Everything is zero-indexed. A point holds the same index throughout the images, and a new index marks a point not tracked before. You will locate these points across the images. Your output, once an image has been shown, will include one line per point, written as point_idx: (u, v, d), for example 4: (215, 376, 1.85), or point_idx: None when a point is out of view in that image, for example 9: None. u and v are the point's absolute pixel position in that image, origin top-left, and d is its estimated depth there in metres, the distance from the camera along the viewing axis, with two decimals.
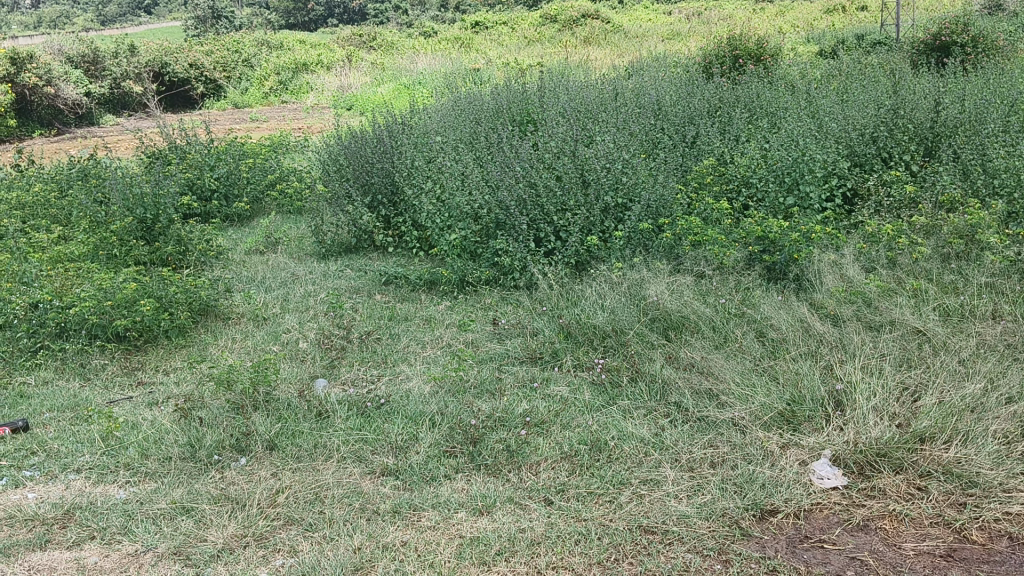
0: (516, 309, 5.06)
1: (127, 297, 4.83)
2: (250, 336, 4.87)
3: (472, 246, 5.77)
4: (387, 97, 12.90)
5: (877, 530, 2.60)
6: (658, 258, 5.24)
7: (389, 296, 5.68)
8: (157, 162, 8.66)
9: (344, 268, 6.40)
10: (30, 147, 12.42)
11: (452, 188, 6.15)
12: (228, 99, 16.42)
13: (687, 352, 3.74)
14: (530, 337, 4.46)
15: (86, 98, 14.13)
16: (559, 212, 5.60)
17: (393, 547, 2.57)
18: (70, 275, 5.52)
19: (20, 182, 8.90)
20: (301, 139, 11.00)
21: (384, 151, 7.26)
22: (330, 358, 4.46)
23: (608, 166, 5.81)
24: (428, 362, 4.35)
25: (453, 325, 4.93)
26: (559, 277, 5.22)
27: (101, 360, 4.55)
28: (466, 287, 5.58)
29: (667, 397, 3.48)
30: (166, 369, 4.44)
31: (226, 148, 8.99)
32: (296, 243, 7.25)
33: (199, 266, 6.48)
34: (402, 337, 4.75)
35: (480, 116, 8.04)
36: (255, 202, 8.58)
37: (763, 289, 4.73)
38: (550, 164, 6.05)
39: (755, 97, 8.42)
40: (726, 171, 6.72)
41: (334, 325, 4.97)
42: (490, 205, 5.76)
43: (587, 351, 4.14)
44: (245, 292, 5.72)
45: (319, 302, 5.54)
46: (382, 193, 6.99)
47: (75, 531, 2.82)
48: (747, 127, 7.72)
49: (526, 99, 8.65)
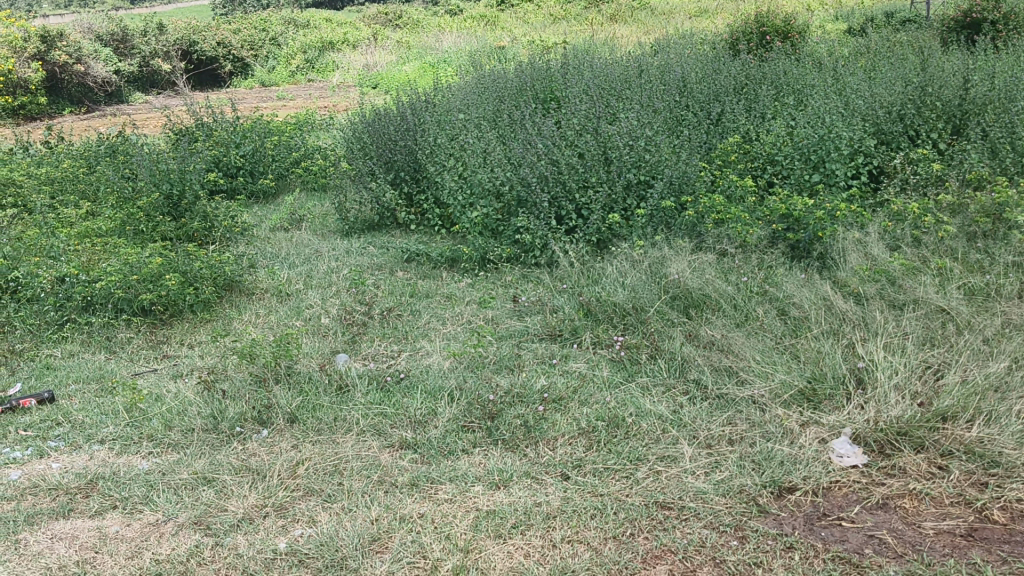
0: (537, 286, 5.06)
1: (153, 271, 4.88)
2: (273, 311, 4.91)
3: (493, 223, 5.77)
4: (412, 74, 12.89)
5: (896, 509, 2.59)
6: (680, 236, 5.21)
7: (411, 273, 5.70)
8: (184, 140, 8.71)
9: (368, 245, 6.42)
10: (59, 124, 12.55)
11: (474, 165, 6.14)
12: (254, 76, 16.46)
13: (708, 330, 3.73)
14: (551, 314, 4.46)
15: (115, 76, 14.24)
16: (581, 189, 5.58)
17: (410, 519, 2.59)
18: (98, 250, 5.58)
19: (49, 159, 9.00)
20: (326, 116, 11.03)
21: (407, 128, 7.26)
22: (351, 333, 4.49)
23: (631, 143, 5.77)
24: (448, 338, 4.37)
25: (474, 302, 4.94)
26: (581, 255, 5.20)
27: (126, 333, 4.60)
28: (487, 265, 5.58)
29: (686, 374, 3.47)
30: (190, 343, 4.49)
31: (251, 125, 9.03)
32: (320, 220, 7.29)
33: (224, 242, 6.53)
34: (423, 314, 4.77)
35: (503, 94, 8.01)
36: (280, 179, 8.61)
37: (786, 267, 4.69)
38: (573, 141, 6.03)
39: (781, 74, 8.33)
40: (751, 149, 6.66)
41: (356, 301, 5.00)
42: (512, 183, 5.76)
43: (607, 329, 4.13)
44: (269, 268, 5.76)
45: (342, 278, 5.57)
46: (405, 170, 6.99)
47: (98, 501, 2.87)
48: (773, 104, 7.64)
49: (550, 77, 8.61)
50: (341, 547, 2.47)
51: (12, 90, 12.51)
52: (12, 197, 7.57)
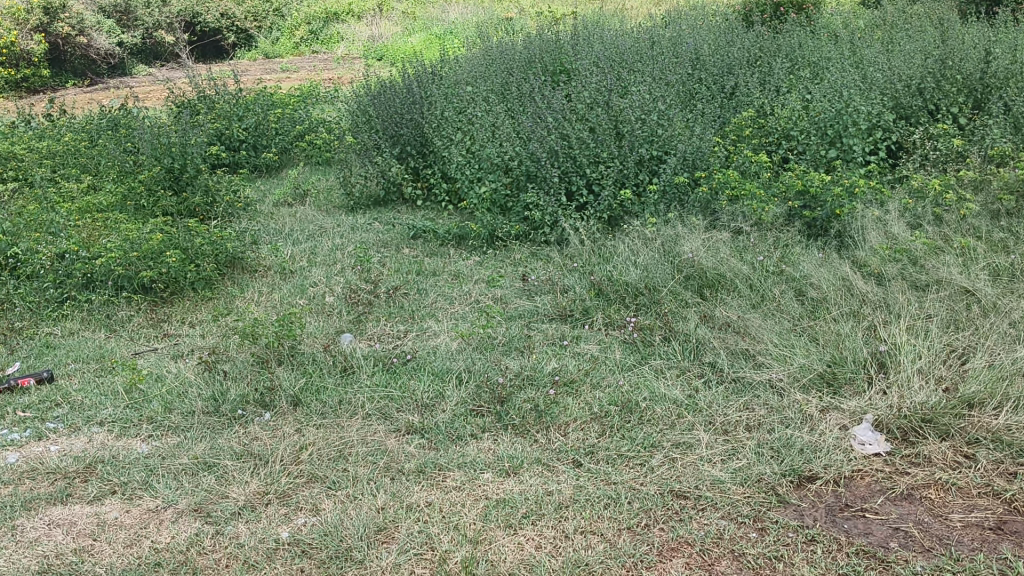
0: (547, 264, 4.95)
1: (153, 248, 4.79)
2: (277, 289, 4.81)
3: (503, 198, 5.66)
4: (418, 46, 12.69)
5: (922, 499, 2.49)
6: (694, 214, 5.09)
7: (417, 250, 5.59)
8: (186, 113, 8.58)
9: (374, 221, 6.32)
10: (62, 96, 12.41)
11: (483, 140, 6.03)
12: (258, 48, 16.25)
13: (723, 311, 3.63)
14: (561, 294, 4.36)
15: (118, 48, 14.07)
16: (592, 164, 5.45)
17: (417, 508, 2.50)
18: (99, 226, 5.49)
19: (50, 132, 8.88)
20: (331, 89, 10.88)
21: (414, 101, 7.12)
22: (357, 312, 4.39)
23: (644, 117, 5.64)
24: (456, 317, 4.28)
25: (482, 281, 4.83)
26: (592, 233, 5.09)
27: (127, 311, 4.51)
28: (495, 242, 5.47)
29: (701, 356, 3.36)
30: (192, 322, 4.40)
31: (254, 98, 8.90)
32: (325, 194, 7.17)
33: (227, 217, 6.43)
34: (430, 292, 4.67)
35: (512, 66, 7.85)
36: (284, 153, 8.49)
37: (803, 246, 4.58)
38: (584, 115, 5.90)
39: (796, 47, 8.15)
40: (766, 123, 6.52)
41: (362, 279, 4.90)
42: (521, 157, 5.64)
43: (619, 309, 4.03)
44: (272, 244, 5.65)
45: (347, 255, 5.47)
46: (411, 144, 6.87)
47: (96, 486, 2.78)
48: (788, 77, 7.48)
49: (559, 48, 8.44)
50: (346, 538, 2.39)
51: (15, 62, 12.38)
52: (13, 171, 7.47)
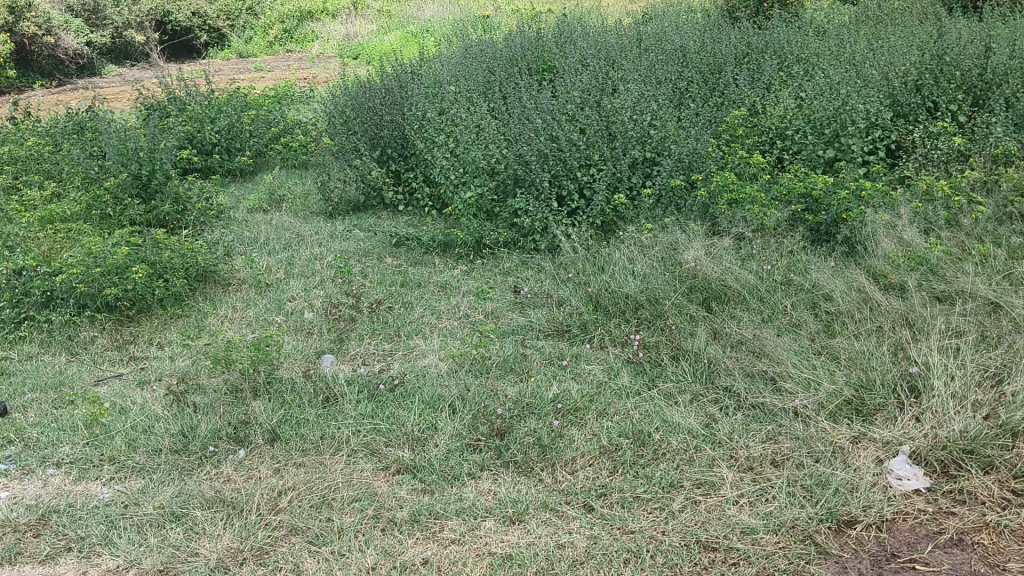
0: (538, 274, 4.69)
1: (118, 263, 4.45)
2: (252, 305, 4.52)
3: (490, 204, 5.38)
4: (395, 45, 12.37)
5: (974, 546, 2.25)
6: (692, 219, 4.83)
7: (401, 259, 5.30)
8: (155, 116, 8.22)
9: (353, 228, 6.03)
10: (28, 99, 11.99)
11: (467, 143, 5.74)
12: (232, 47, 15.88)
13: (735, 328, 3.37)
14: (557, 308, 4.09)
15: (87, 49, 13.66)
16: (583, 167, 5.18)
17: (412, 567, 2.23)
18: (61, 239, 5.15)
19: (13, 137, 8.50)
20: (307, 88, 10.56)
21: (393, 102, 6.84)
22: (338, 330, 4.10)
23: (636, 117, 5.38)
24: (445, 334, 4.00)
25: (470, 293, 4.55)
26: (585, 240, 4.83)
27: (90, 331, 4.18)
28: (483, 250, 5.20)
29: (714, 379, 3.11)
30: (161, 343, 4.10)
31: (226, 99, 8.56)
32: (302, 199, 6.87)
33: (198, 226, 6.11)
34: (416, 306, 4.38)
35: (494, 65, 7.57)
36: (258, 156, 8.17)
37: (809, 254, 4.34)
38: (572, 115, 5.63)
39: (786, 42, 7.92)
40: (759, 122, 6.28)
41: (343, 293, 4.61)
42: (508, 161, 5.36)
43: (620, 324, 3.78)
44: (246, 255, 5.35)
45: (326, 266, 5.17)
46: (391, 146, 6.56)
47: (50, 541, 2.48)
48: (778, 74, 7.25)
49: (541, 45, 8.16)
50: None
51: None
52: None
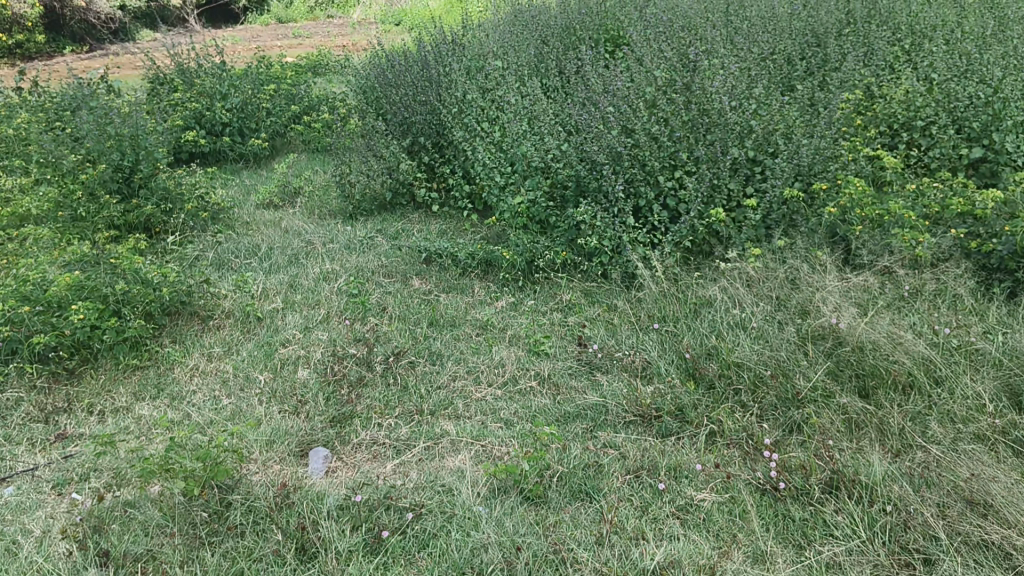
0: (609, 312, 3.59)
1: (58, 296, 3.38)
2: (235, 353, 3.49)
3: (545, 213, 4.28)
4: (440, 10, 11.20)
5: None
6: (813, 243, 3.69)
7: (431, 282, 4.21)
8: (162, 91, 7.15)
9: (376, 234, 4.96)
10: (45, 66, 10.95)
11: (518, 135, 4.62)
12: (272, 13, 14.81)
13: (925, 457, 2.32)
14: (639, 377, 3.00)
15: (119, 12, 12.59)
16: (667, 169, 4.03)
17: None
18: (13, 257, 4.12)
19: (3, 113, 7.47)
20: (342, 57, 9.46)
21: (430, 79, 5.72)
22: (340, 399, 3.05)
23: (736, 105, 4.20)
24: (485, 411, 2.92)
25: (518, 340, 3.46)
26: (669, 269, 3.70)
27: (13, 391, 3.13)
28: (534, 272, 4.10)
29: (906, 544, 2.05)
30: (104, 413, 3.06)
31: (243, 71, 7.47)
32: (321, 192, 5.81)
33: (189, 231, 5.07)
34: (448, 363, 3.29)
35: (547, 33, 6.39)
36: (277, 138, 7.11)
37: (983, 302, 3.20)
38: (653, 99, 4.45)
39: (896, 10, 6.61)
40: (878, 109, 5.05)
41: (353, 336, 3.53)
42: (569, 159, 4.25)
43: (733, 414, 2.69)
44: (239, 274, 4.29)
45: (336, 292, 4.09)
46: (425, 133, 5.45)
47: None
48: (892, 50, 5.99)
49: (603, 8, 6.93)
50: None
51: (8, 27, 11.05)
52: None
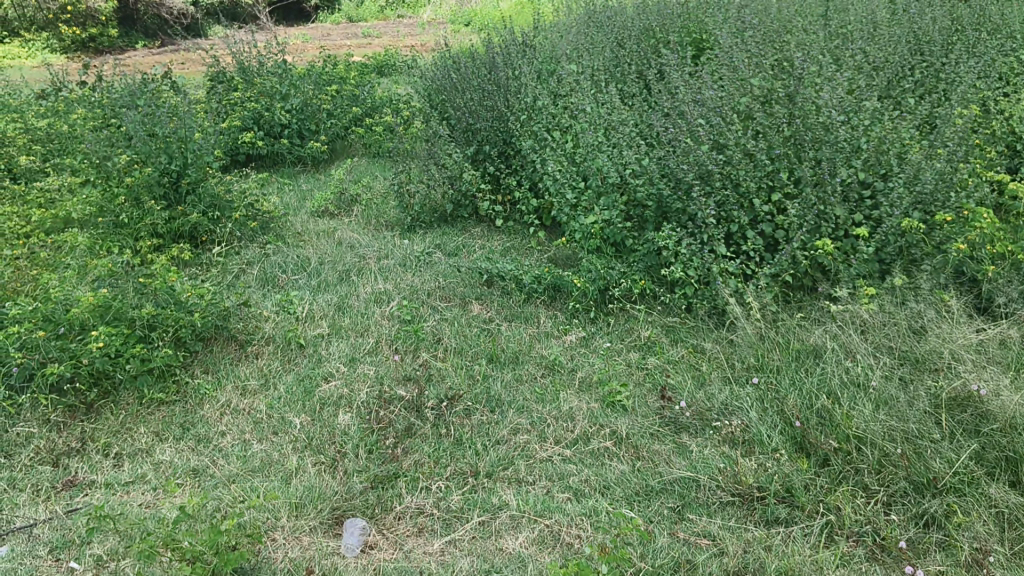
0: (696, 355, 3.13)
1: (79, 318, 3.04)
2: (271, 386, 3.11)
3: (620, 235, 3.82)
4: (510, 10, 10.79)
5: None
6: (936, 285, 3.17)
7: (492, 309, 3.77)
8: (221, 88, 6.85)
9: (435, 250, 4.57)
10: (111, 60, 10.81)
11: (594, 147, 4.17)
12: (341, 12, 14.57)
13: None
14: (736, 445, 2.54)
15: (193, 9, 12.26)
16: (764, 191, 3.54)
17: None
18: (45, 269, 3.82)
19: (62, 107, 7.27)
20: (407, 57, 9.11)
21: (498, 84, 5.31)
22: (384, 452, 2.65)
23: (845, 120, 3.68)
24: (551, 478, 2.49)
25: (590, 386, 3.02)
26: (767, 307, 3.23)
27: (24, 426, 2.80)
28: (608, 301, 3.65)
29: None
30: (121, 458, 2.71)
31: (305, 69, 7.15)
32: (379, 200, 5.44)
33: (236, 241, 4.73)
34: (509, 412, 2.85)
35: (625, 36, 5.92)
36: (336, 140, 6.76)
37: None
38: (747, 111, 3.97)
39: (1013, 16, 5.97)
40: (1000, 127, 4.47)
41: (403, 373, 3.13)
42: (651, 175, 3.78)
43: (855, 504, 2.23)
44: (284, 292, 3.93)
45: (388, 317, 3.70)
46: (490, 141, 5.04)
47: None
48: (1010, 60, 5.37)
49: (685, 10, 6.44)
50: None
51: (82, 20, 11.02)
52: None
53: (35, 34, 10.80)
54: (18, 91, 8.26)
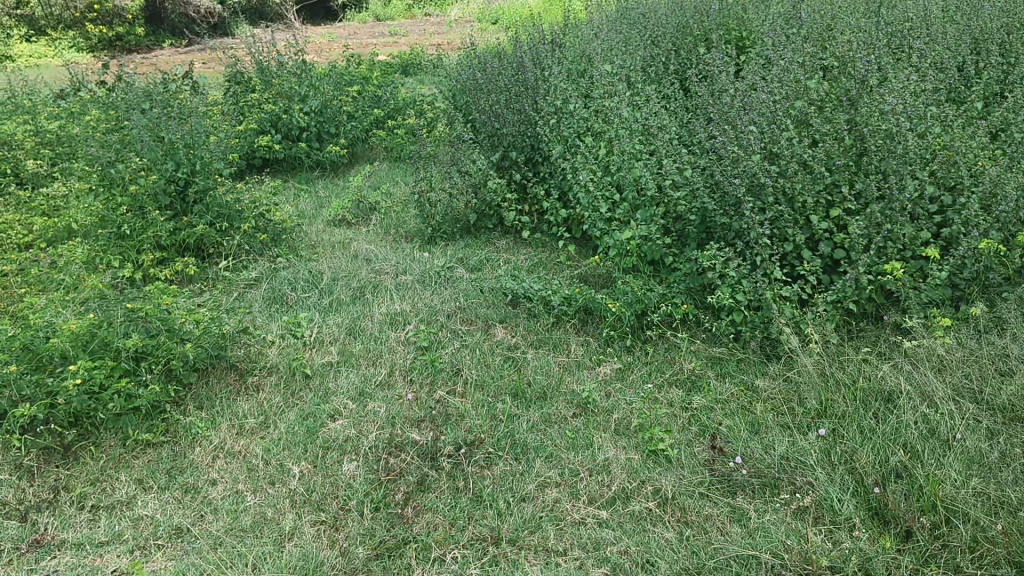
0: (747, 394, 2.77)
1: (57, 350, 2.73)
2: (270, 426, 2.78)
3: (659, 253, 3.46)
4: (541, 7, 10.37)
5: None
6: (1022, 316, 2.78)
7: (518, 334, 3.43)
8: (238, 89, 6.56)
9: (457, 264, 4.23)
10: (133, 59, 10.60)
11: (630, 154, 3.81)
12: (369, 10, 14.25)
13: None
14: (800, 511, 2.19)
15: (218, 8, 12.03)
16: (822, 206, 3.16)
17: None
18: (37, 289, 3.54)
19: (78, 109, 7.02)
20: (434, 56, 8.76)
21: (526, 85, 4.94)
22: (393, 511, 2.32)
23: (913, 126, 3.28)
24: (584, 548, 2.15)
25: (628, 430, 2.67)
26: (827, 340, 2.85)
27: None
28: (647, 327, 3.29)
29: None
30: (97, 511, 2.40)
31: (326, 69, 6.84)
32: (399, 208, 5.11)
33: (245, 253, 4.43)
34: (536, 462, 2.51)
35: (663, 33, 5.52)
36: (357, 144, 6.44)
37: None
38: (801, 116, 3.58)
39: None
40: None
41: (417, 412, 2.80)
42: (694, 188, 3.42)
43: None
44: (293, 314, 3.61)
45: (404, 341, 3.36)
46: (517, 146, 4.68)
47: None
48: None
49: (727, 5, 6.02)
50: None
51: (108, 19, 10.78)
52: None
53: (61, 33, 10.63)
54: (36, 92, 8.03)
